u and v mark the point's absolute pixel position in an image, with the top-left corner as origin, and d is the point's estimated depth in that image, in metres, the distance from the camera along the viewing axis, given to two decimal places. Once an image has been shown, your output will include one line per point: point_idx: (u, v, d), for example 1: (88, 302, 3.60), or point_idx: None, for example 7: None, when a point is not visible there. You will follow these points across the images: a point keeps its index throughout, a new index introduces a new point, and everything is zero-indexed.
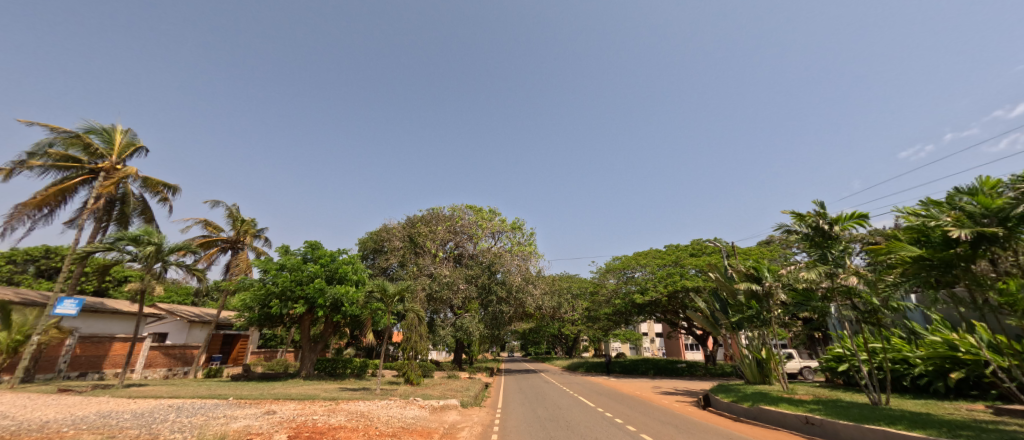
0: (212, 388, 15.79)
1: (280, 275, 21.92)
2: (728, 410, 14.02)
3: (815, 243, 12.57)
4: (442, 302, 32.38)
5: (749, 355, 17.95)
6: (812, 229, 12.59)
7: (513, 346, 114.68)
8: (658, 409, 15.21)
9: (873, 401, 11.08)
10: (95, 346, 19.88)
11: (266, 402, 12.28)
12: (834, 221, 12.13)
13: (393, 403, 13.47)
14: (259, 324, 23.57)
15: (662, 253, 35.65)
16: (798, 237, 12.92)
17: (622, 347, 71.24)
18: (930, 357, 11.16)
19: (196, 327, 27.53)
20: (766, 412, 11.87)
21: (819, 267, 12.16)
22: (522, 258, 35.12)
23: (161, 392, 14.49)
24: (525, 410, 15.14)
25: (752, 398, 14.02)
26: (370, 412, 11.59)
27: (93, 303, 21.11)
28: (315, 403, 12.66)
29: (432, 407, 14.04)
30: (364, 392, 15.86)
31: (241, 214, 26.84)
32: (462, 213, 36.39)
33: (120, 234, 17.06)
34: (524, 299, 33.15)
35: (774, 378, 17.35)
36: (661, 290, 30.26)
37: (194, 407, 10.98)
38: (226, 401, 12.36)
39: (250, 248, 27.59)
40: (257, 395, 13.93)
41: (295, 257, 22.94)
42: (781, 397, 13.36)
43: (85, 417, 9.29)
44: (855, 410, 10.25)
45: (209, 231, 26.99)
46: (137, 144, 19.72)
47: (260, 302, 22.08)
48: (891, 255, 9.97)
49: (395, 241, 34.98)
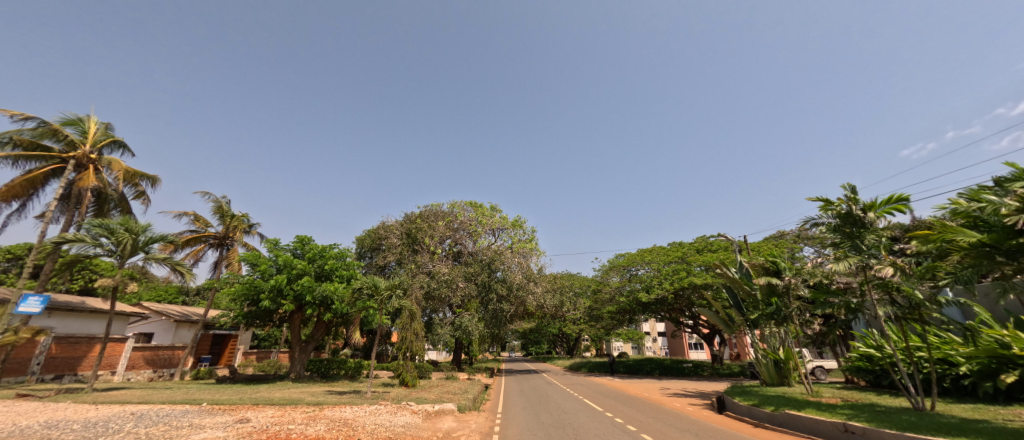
0: (190, 392, 14.68)
1: (268, 270, 20.80)
2: (748, 415, 12.80)
3: (845, 234, 11.38)
4: (440, 301, 31.27)
5: (766, 356, 16.74)
6: (841, 219, 11.44)
7: (513, 346, 113.89)
8: (672, 414, 14.01)
9: (919, 407, 9.86)
10: (72, 347, 18.78)
11: (241, 409, 11.13)
12: (868, 207, 10.99)
13: (383, 408, 12.33)
14: (248, 324, 22.49)
15: (667, 250, 34.56)
16: (825, 228, 11.77)
17: (623, 347, 70.33)
18: (975, 356, 9.98)
19: (183, 327, 26.44)
20: (795, 418, 10.70)
21: (850, 258, 10.96)
22: (523, 255, 34.00)
23: (131, 397, 13.29)
24: (528, 415, 13.98)
25: (774, 402, 12.80)
26: (355, 420, 10.45)
27: (69, 301, 19.96)
28: (296, 409, 11.48)
29: (426, 412, 12.94)
30: (353, 396, 14.73)
31: (230, 208, 25.59)
32: (462, 210, 35.34)
33: (93, 223, 15.42)
34: (525, 297, 32.02)
35: (794, 380, 16.21)
36: (667, 287, 29.15)
37: (157, 415, 9.89)
38: (199, 407, 11.21)
39: (240, 244, 26.36)
40: (235, 400, 12.77)
41: (284, 252, 21.89)
42: (808, 402, 12.13)
43: (24, 429, 8.21)
44: (901, 417, 9.10)
45: (198, 227, 25.85)
46: (113, 135, 18.72)
47: (247, 299, 20.96)
48: (944, 243, 8.78)
49: (393, 239, 33.91)
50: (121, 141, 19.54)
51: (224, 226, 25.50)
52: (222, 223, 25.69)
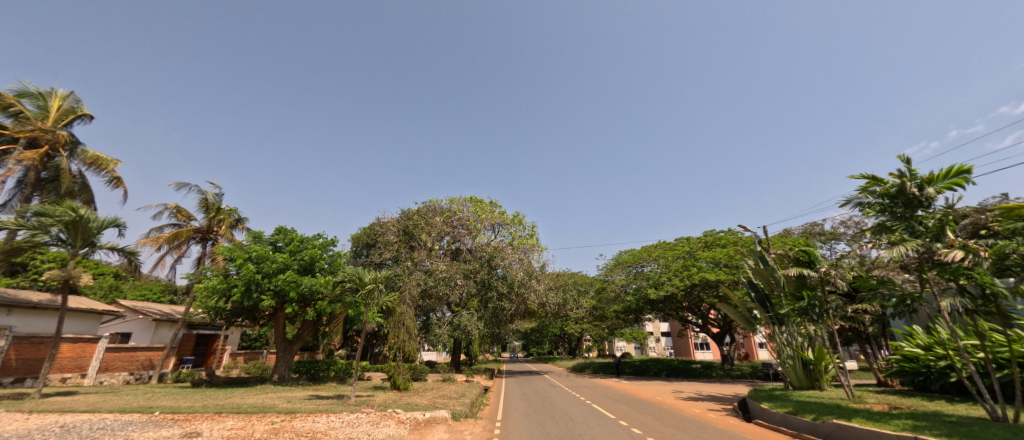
0: (152, 398, 13.21)
1: (245, 265, 19.16)
2: (784, 424, 11.18)
3: (898, 215, 9.94)
4: (438, 300, 29.65)
5: (793, 356, 15.07)
6: (890, 198, 10.10)
7: (514, 346, 112.73)
8: (695, 421, 12.37)
9: (995, 416, 8.28)
10: (35, 348, 17.26)
11: (197, 419, 9.64)
12: (926, 181, 9.62)
13: (365, 418, 10.73)
14: (228, 321, 21.12)
15: (673, 245, 32.96)
16: (871, 209, 10.40)
17: (626, 347, 68.91)
18: None
19: (164, 326, 24.88)
20: (846, 429, 9.18)
21: (909, 242, 9.42)
22: (524, 251, 32.44)
23: (79, 404, 11.76)
24: (532, 424, 12.34)
25: (814, 409, 11.17)
26: (326, 433, 8.91)
27: (32, 299, 18.37)
28: (263, 419, 9.98)
29: (415, 421, 11.33)
30: (333, 402, 13.18)
31: (216, 201, 23.71)
32: (461, 205, 33.51)
33: (36, 206, 13.49)
34: (526, 295, 30.52)
35: (825, 382, 14.64)
36: (677, 284, 27.54)
37: (90, 428, 8.50)
38: (149, 417, 9.63)
39: (225, 238, 24.51)
40: (195, 408, 11.24)
41: (265, 245, 20.48)
42: (855, 409, 10.57)
43: None
44: (992, 433, 7.56)
45: (179, 220, 23.95)
46: (79, 111, 17.14)
47: (221, 295, 19.42)
48: None
49: (389, 235, 32.24)
50: (89, 116, 17.98)
51: (208, 219, 23.68)
52: (205, 217, 23.95)
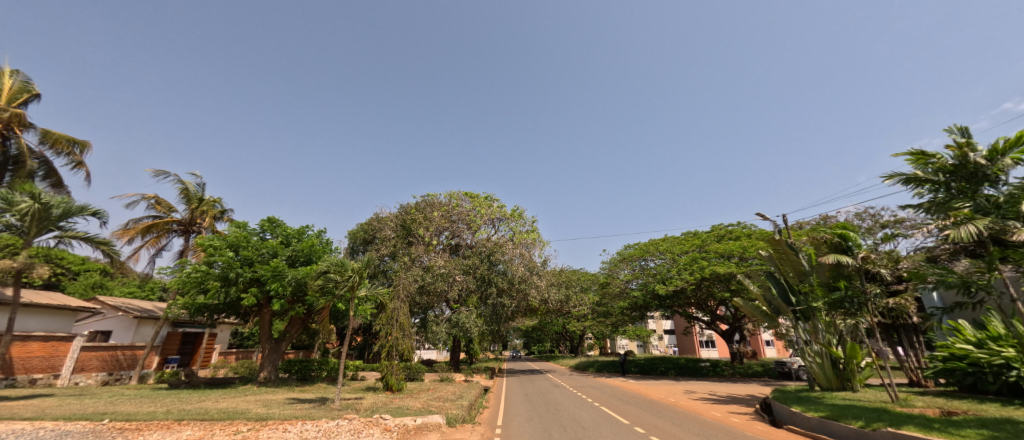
0: (112, 403, 11.81)
1: (225, 254, 17.92)
2: (822, 431, 9.84)
3: (956, 193, 8.71)
4: (436, 296, 28.24)
5: (822, 353, 13.76)
6: (947, 174, 8.80)
7: (513, 343, 111.70)
8: (719, 427, 11.02)
9: None
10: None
11: (149, 429, 8.29)
12: (992, 153, 8.29)
13: (346, 426, 9.34)
14: (210, 317, 19.82)
15: (682, 239, 31.57)
16: (927, 188, 9.11)
17: (628, 345, 67.68)
18: None
19: (147, 324, 23.60)
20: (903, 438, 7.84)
21: (978, 220, 8.08)
22: (525, 245, 31.09)
23: (25, 410, 10.41)
24: (537, 431, 10.93)
25: (857, 413, 9.82)
26: None
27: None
28: (226, 428, 8.61)
29: (403, 430, 10.00)
30: (314, 407, 11.81)
31: (199, 192, 22.35)
32: (460, 199, 32.04)
33: None
34: (528, 291, 29.22)
35: (857, 382, 13.31)
36: (687, 278, 26.18)
37: None
38: (94, 427, 8.30)
39: (208, 231, 23.17)
40: (153, 415, 9.88)
41: (251, 235, 19.22)
42: (907, 415, 9.18)
43: None
44: None
45: (158, 212, 22.60)
46: (32, 88, 16.52)
47: (198, 287, 18.10)
48: None
49: (386, 230, 30.72)
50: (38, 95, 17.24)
51: (190, 211, 22.30)
52: (187, 208, 22.55)
